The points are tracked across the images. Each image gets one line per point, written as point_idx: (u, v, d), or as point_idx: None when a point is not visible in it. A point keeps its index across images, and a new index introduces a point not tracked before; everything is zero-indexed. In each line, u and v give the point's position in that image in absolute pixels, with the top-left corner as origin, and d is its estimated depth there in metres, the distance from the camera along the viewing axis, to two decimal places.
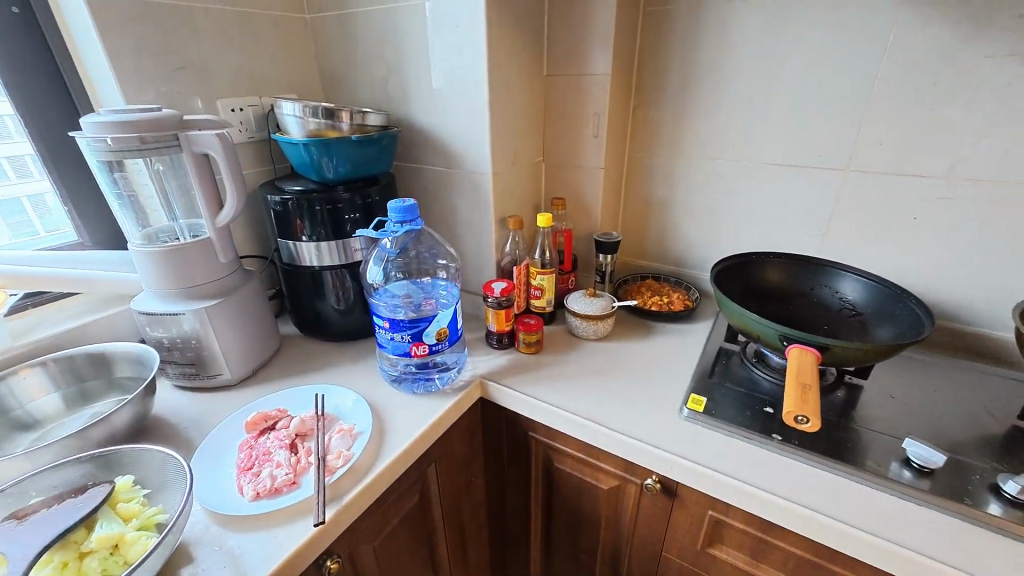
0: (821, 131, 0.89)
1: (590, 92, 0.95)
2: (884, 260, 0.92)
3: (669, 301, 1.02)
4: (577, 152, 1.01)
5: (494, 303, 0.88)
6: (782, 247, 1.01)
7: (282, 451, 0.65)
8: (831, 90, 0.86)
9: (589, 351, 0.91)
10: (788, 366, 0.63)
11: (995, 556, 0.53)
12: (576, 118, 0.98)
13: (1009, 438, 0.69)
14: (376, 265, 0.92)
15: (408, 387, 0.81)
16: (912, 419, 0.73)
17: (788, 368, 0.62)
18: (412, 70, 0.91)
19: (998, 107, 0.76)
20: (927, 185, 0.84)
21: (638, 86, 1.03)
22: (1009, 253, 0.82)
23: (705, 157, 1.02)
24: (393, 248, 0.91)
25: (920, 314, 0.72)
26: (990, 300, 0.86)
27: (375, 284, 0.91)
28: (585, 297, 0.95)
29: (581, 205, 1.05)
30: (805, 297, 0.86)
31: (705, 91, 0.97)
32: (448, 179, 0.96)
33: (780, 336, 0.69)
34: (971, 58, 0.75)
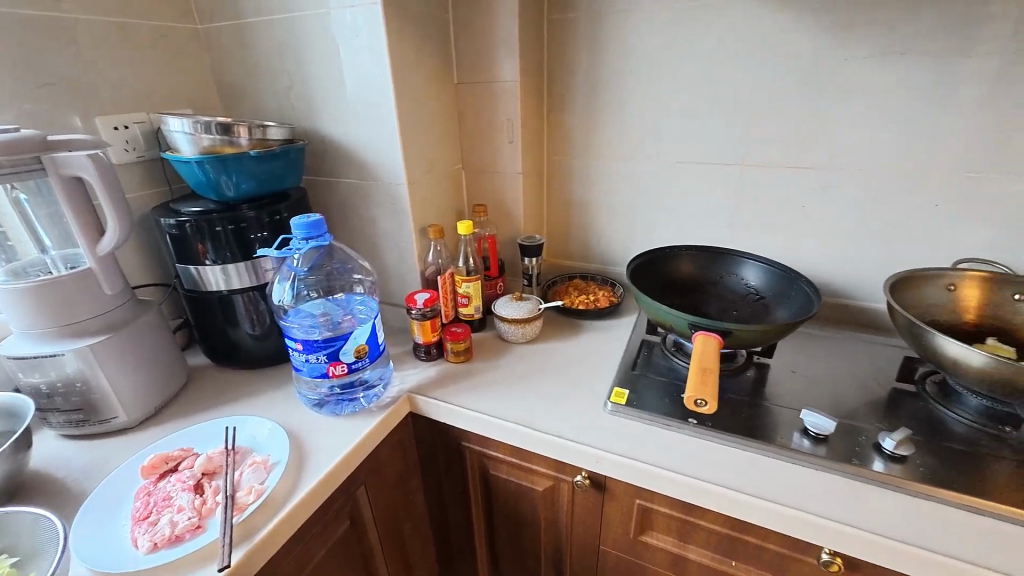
0: (718, 129, 0.95)
1: (502, 98, 0.96)
2: (781, 246, 1.00)
3: (594, 299, 1.05)
4: (495, 159, 1.02)
5: (418, 314, 0.87)
6: (694, 240, 1.07)
7: (185, 493, 0.60)
8: (722, 91, 0.93)
9: (518, 354, 0.92)
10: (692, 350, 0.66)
11: (880, 509, 0.58)
12: (491, 125, 1.00)
13: (891, 399, 0.76)
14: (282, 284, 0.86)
15: (331, 409, 0.77)
16: (811, 391, 0.79)
17: (692, 354, 0.65)
18: (316, 81, 0.88)
19: (861, 102, 0.85)
20: (811, 175, 0.92)
21: (550, 91, 1.06)
22: (882, 233, 0.91)
23: (618, 158, 1.06)
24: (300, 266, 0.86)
25: (810, 293, 0.78)
26: (870, 276, 0.95)
27: (286, 306, 0.86)
28: (513, 301, 0.96)
29: (504, 210, 1.06)
30: (715, 285, 0.91)
31: (612, 95, 1.01)
32: (364, 192, 0.94)
33: (689, 325, 0.72)
34: (835, 59, 0.84)
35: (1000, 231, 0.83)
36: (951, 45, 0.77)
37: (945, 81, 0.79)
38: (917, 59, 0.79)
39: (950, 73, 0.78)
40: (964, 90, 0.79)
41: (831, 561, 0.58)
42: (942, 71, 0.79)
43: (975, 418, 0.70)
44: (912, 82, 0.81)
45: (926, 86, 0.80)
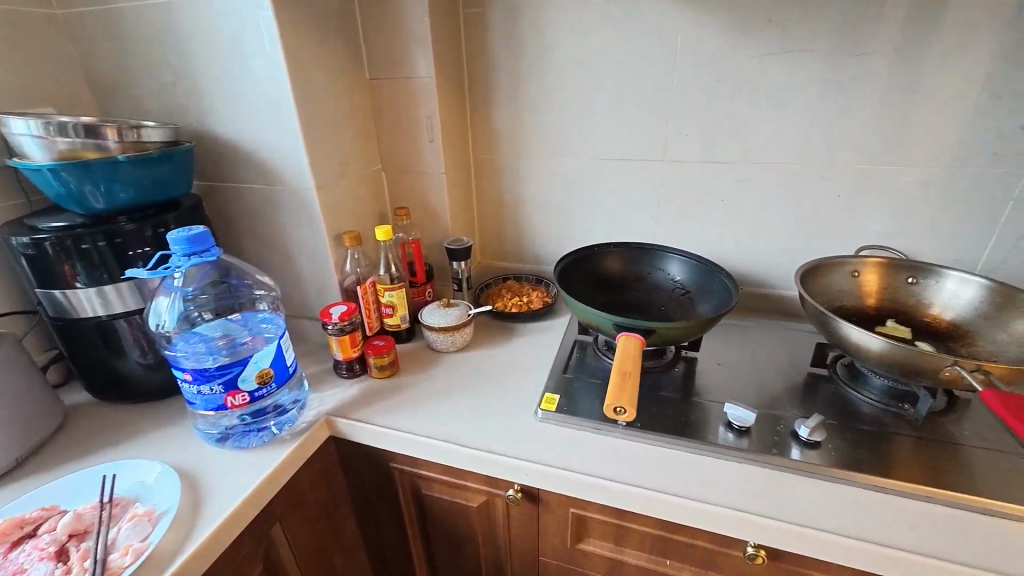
0: (639, 126, 0.96)
1: (418, 96, 0.91)
2: (705, 240, 1.02)
3: (528, 301, 1.03)
4: (416, 160, 0.97)
5: (335, 330, 0.80)
6: (623, 236, 1.07)
7: (43, 563, 0.51)
8: (641, 88, 0.93)
9: (449, 365, 0.88)
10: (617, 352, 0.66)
11: (800, 498, 0.60)
12: (409, 123, 0.94)
13: (806, 384, 0.79)
14: (166, 308, 0.74)
15: (236, 443, 0.69)
16: (736, 382, 0.81)
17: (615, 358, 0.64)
18: (203, 75, 0.78)
19: (768, 98, 0.88)
20: (728, 170, 0.95)
21: (471, 88, 1.02)
22: (795, 224, 0.95)
23: (544, 156, 1.04)
24: (185, 285, 0.75)
25: (729, 285, 0.79)
26: (786, 265, 0.99)
27: (168, 332, 0.74)
28: (441, 308, 0.91)
29: (429, 213, 1.01)
30: (643, 282, 0.91)
31: (534, 91, 0.99)
32: (269, 198, 0.86)
33: (614, 325, 0.71)
34: (743, 56, 0.86)
35: (896, 219, 0.89)
36: (843, 44, 0.81)
37: (840, 78, 0.83)
38: (814, 57, 0.83)
39: (845, 70, 0.82)
40: (857, 87, 0.83)
41: (756, 554, 0.59)
42: (838, 69, 0.83)
43: (878, 398, 0.74)
44: (812, 80, 0.84)
45: (825, 83, 0.84)
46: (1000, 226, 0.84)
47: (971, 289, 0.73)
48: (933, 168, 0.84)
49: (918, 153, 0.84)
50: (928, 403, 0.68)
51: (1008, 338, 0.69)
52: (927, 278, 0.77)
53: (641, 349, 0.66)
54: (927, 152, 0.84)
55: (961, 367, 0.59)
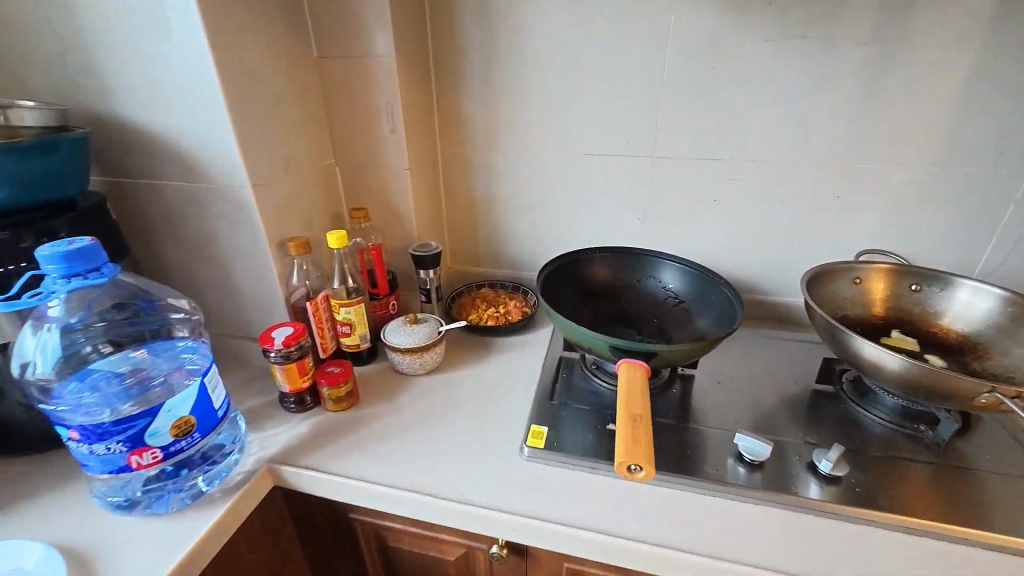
0: (626, 118, 0.87)
1: (376, 78, 0.78)
2: (695, 243, 0.95)
3: (505, 312, 0.93)
4: (375, 154, 0.84)
5: (279, 358, 0.66)
6: (608, 239, 0.98)
7: None
8: (628, 76, 0.83)
9: (417, 391, 0.76)
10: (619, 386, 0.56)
11: (825, 547, 0.53)
12: (365, 111, 0.81)
13: (812, 403, 0.73)
14: (36, 347, 0.57)
15: (149, 509, 0.55)
16: (739, 403, 0.73)
17: (619, 395, 0.54)
18: (100, 46, 0.63)
19: (766, 90, 0.80)
20: (721, 168, 0.87)
21: (438, 71, 0.90)
22: (789, 227, 0.89)
23: (521, 150, 0.93)
24: (71, 315, 0.58)
25: (732, 297, 0.72)
26: (780, 270, 0.93)
27: (43, 380, 0.57)
28: (407, 325, 0.79)
29: (392, 215, 0.89)
30: (633, 291, 0.83)
31: (510, 77, 0.88)
32: (194, 199, 0.71)
33: (610, 348, 0.62)
34: (740, 42, 0.78)
35: (895, 221, 0.84)
36: (847, 31, 0.74)
37: (843, 69, 0.76)
38: (816, 45, 0.76)
39: (849, 60, 0.76)
40: (859, 79, 0.77)
41: None
42: (842, 58, 0.76)
43: (890, 417, 0.69)
44: (813, 70, 0.77)
45: (826, 73, 0.77)
46: (1000, 229, 0.80)
47: (986, 301, 0.68)
48: (935, 167, 0.79)
49: (920, 151, 0.79)
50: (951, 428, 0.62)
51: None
52: (939, 288, 0.72)
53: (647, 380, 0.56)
54: (929, 150, 0.79)
55: (1000, 395, 0.54)
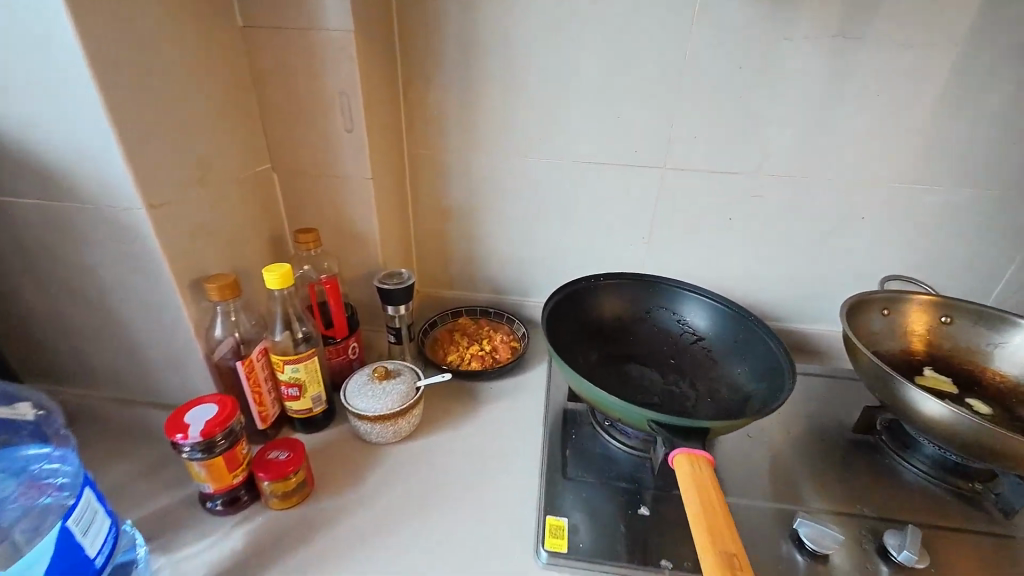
0: (635, 122, 0.73)
1: (325, 60, 0.59)
2: (704, 267, 0.83)
3: (491, 350, 0.78)
4: (326, 159, 0.65)
5: (195, 453, 0.47)
6: (606, 261, 0.85)
7: None
8: (639, 72, 0.70)
9: (391, 469, 0.60)
10: (685, 490, 0.41)
11: None
12: (311, 102, 0.62)
13: (852, 460, 0.65)
14: None
15: None
16: (773, 464, 0.64)
17: (692, 513, 0.39)
18: None
19: (797, 97, 0.69)
20: (740, 183, 0.76)
21: (405, 54, 0.72)
22: (810, 250, 0.80)
23: (508, 155, 0.78)
24: None
25: (771, 342, 0.61)
26: (793, 296, 0.84)
27: None
28: (375, 382, 0.61)
29: (349, 236, 0.70)
30: (645, 324, 0.72)
31: (496, 66, 0.72)
32: (60, 224, 0.49)
33: (647, 421, 0.49)
34: (772, 38, 0.66)
35: (919, 246, 0.77)
36: (894, 31, 0.64)
37: (884, 75, 0.66)
38: (859, 46, 0.65)
39: (892, 65, 0.66)
40: (900, 88, 0.67)
41: None
42: (884, 63, 0.66)
43: (938, 473, 0.62)
44: (852, 75, 0.67)
45: (865, 79, 0.67)
46: (1019, 256, 0.75)
47: None
48: (968, 189, 0.72)
49: (952, 171, 0.71)
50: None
51: None
52: (979, 323, 0.66)
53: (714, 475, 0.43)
54: (962, 170, 0.71)
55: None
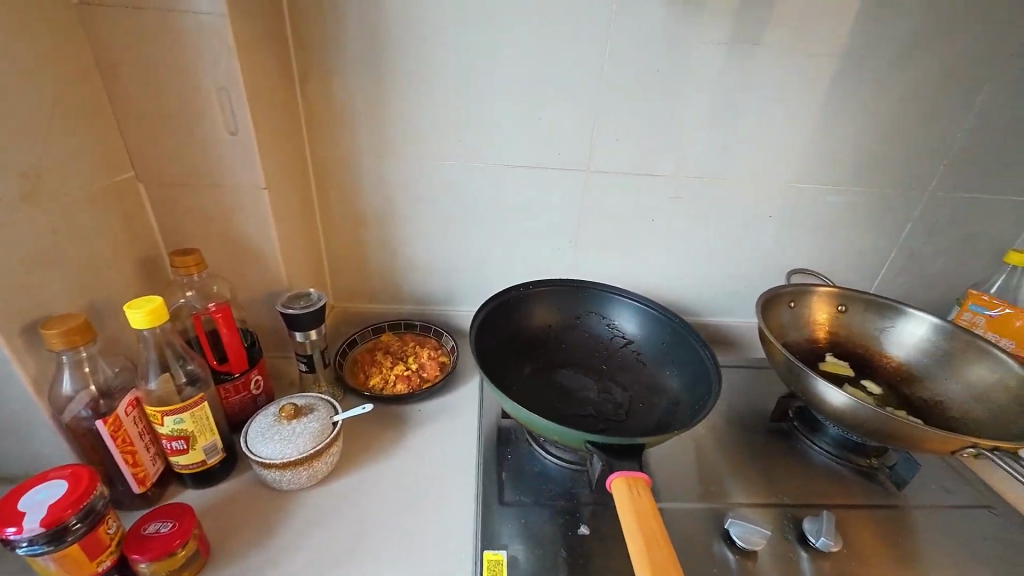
0: (557, 124, 0.71)
1: (193, 48, 0.49)
2: (630, 268, 0.84)
3: (419, 369, 0.73)
4: (205, 166, 0.55)
5: (33, 550, 0.37)
6: (535, 266, 0.83)
7: None
8: (559, 71, 0.67)
9: (307, 520, 0.53)
10: (624, 518, 0.39)
11: None
12: (180, 98, 0.52)
13: (769, 449, 0.69)
14: None
15: None
16: (702, 461, 0.66)
17: (633, 546, 0.37)
18: None
19: (711, 98, 0.70)
20: (661, 185, 0.76)
21: (300, 44, 0.64)
22: (726, 248, 0.83)
23: (425, 158, 0.72)
24: None
25: (698, 344, 0.62)
26: (713, 293, 0.87)
27: None
28: (282, 423, 0.53)
29: (243, 253, 0.61)
30: (575, 331, 0.71)
31: (407, 60, 0.66)
32: None
33: (584, 443, 0.47)
34: (686, 41, 0.66)
35: (819, 241, 0.83)
36: (794, 39, 0.66)
37: (787, 82, 0.70)
38: (767, 52, 0.67)
39: (793, 73, 0.69)
40: (802, 94, 0.70)
41: None
42: (787, 70, 0.69)
43: (843, 453, 0.67)
44: (758, 81, 0.69)
45: (770, 85, 0.70)
46: (896, 248, 0.84)
47: (913, 325, 0.70)
48: (857, 188, 0.78)
49: (845, 173, 0.77)
50: (913, 469, 0.62)
51: (963, 387, 0.65)
52: (869, 311, 0.73)
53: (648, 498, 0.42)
54: (853, 171, 0.77)
55: (983, 450, 0.51)
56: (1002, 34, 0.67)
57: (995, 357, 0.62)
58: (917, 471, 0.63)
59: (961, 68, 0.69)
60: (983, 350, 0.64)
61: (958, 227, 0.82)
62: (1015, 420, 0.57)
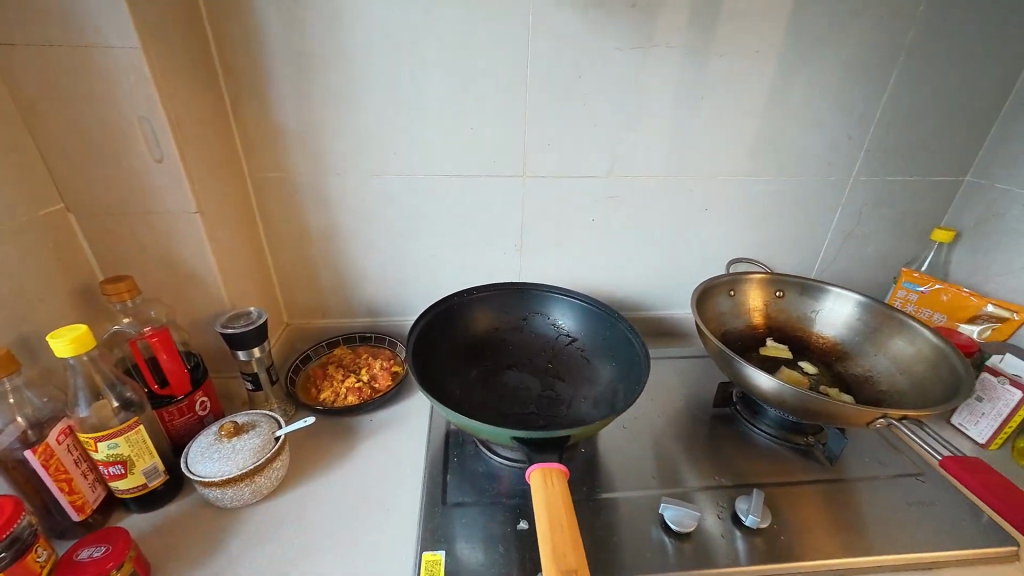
0: (489, 132, 0.73)
1: (111, 81, 0.51)
2: (576, 268, 0.86)
3: (370, 379, 0.74)
4: (135, 195, 0.57)
5: None
6: (483, 272, 0.85)
7: None
8: (485, 82, 0.70)
9: (251, 536, 0.54)
10: (536, 503, 0.40)
11: None
12: (103, 130, 0.53)
13: (713, 434, 0.71)
14: None
15: None
16: (646, 450, 0.68)
17: (539, 527, 0.38)
18: None
19: (635, 100, 0.73)
20: (596, 186, 0.79)
21: (230, 72, 0.66)
22: (667, 243, 0.85)
23: (363, 173, 0.74)
24: None
25: (631, 336, 0.64)
26: (659, 287, 0.90)
27: None
28: (222, 441, 0.54)
29: (181, 278, 0.62)
30: (521, 332, 0.72)
31: (334, 81, 0.68)
32: None
33: (510, 439, 0.48)
34: (603, 47, 0.69)
35: (754, 230, 0.86)
36: (706, 40, 0.70)
37: (705, 81, 0.73)
38: (681, 52, 0.70)
39: (709, 72, 0.72)
40: (720, 91, 0.74)
41: None
42: (703, 70, 0.72)
43: (782, 433, 0.69)
44: (677, 81, 0.72)
45: (689, 84, 0.73)
46: (830, 233, 0.87)
47: (843, 305, 0.73)
48: (785, 178, 0.82)
49: (772, 164, 0.80)
50: (840, 442, 0.64)
51: (889, 361, 0.67)
52: (803, 294, 0.76)
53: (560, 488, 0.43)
54: (779, 162, 0.80)
55: (894, 420, 0.54)
56: (901, 25, 0.71)
57: (913, 329, 0.66)
58: (848, 444, 0.64)
59: (868, 59, 0.73)
60: (903, 324, 0.67)
61: (886, 208, 0.85)
62: (932, 388, 0.60)
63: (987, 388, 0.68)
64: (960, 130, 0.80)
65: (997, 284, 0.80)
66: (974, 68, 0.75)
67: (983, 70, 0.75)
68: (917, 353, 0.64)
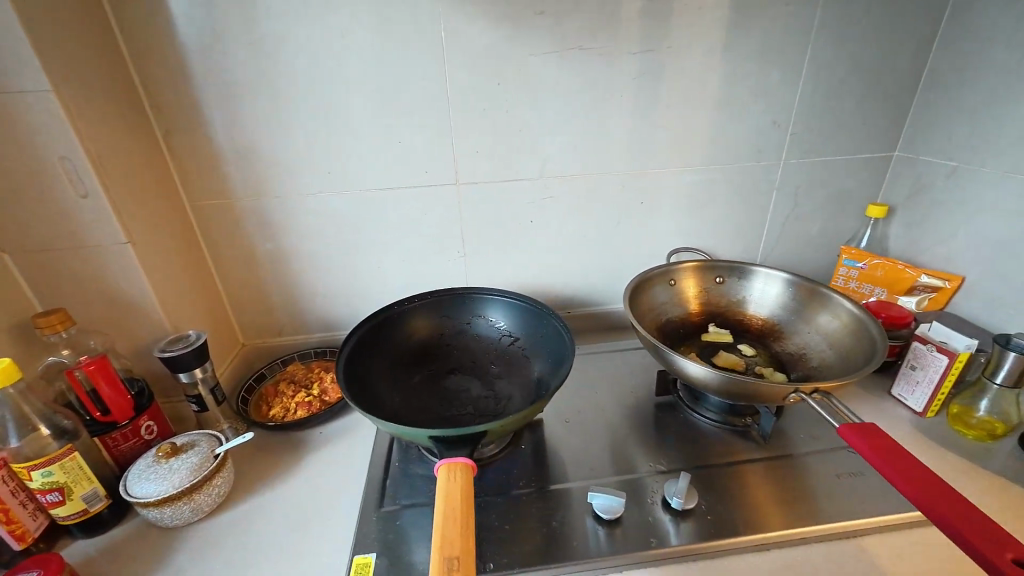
0: (417, 144, 0.75)
1: (27, 124, 0.53)
2: (520, 270, 0.88)
3: (320, 393, 0.76)
4: (65, 230, 0.59)
5: None
6: (428, 280, 0.86)
7: None
8: (408, 97, 0.72)
9: (190, 553, 0.55)
10: (438, 503, 0.45)
11: None
12: (26, 172, 0.55)
13: (657, 422, 0.72)
14: None
15: None
16: (589, 442, 0.69)
17: (438, 512, 0.43)
18: None
19: (556, 103, 0.75)
20: (530, 188, 0.81)
21: (159, 106, 0.68)
22: (607, 238, 0.87)
23: (299, 194, 0.76)
24: None
25: (562, 331, 0.66)
26: (606, 281, 0.91)
27: None
28: (160, 462, 0.56)
29: (121, 308, 0.64)
30: (464, 336, 0.74)
31: (260, 107, 0.70)
32: None
33: (429, 439, 0.50)
34: (518, 55, 0.71)
35: (692, 219, 0.88)
36: (617, 41, 0.72)
37: (621, 80, 0.75)
38: (594, 55, 0.72)
39: (625, 70, 0.74)
40: (639, 88, 0.76)
41: None
42: (619, 68, 0.74)
43: (722, 416, 0.71)
44: (595, 82, 0.74)
45: (608, 84, 0.75)
46: (769, 217, 0.89)
47: (776, 285, 0.74)
48: (715, 167, 0.83)
49: (702, 154, 0.82)
50: (771, 420, 0.66)
51: (819, 337, 0.69)
52: (739, 279, 0.77)
53: (470, 481, 0.47)
54: (707, 151, 0.82)
55: (807, 395, 0.55)
56: (808, 11, 0.73)
57: (839, 304, 0.67)
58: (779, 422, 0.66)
59: (781, 46, 0.75)
60: (829, 300, 0.68)
61: (820, 188, 0.87)
62: (853, 360, 0.62)
63: (919, 356, 0.69)
64: (881, 108, 0.81)
65: (931, 254, 0.81)
66: (887, 47, 0.77)
67: (896, 49, 0.77)
68: (843, 327, 0.66)
